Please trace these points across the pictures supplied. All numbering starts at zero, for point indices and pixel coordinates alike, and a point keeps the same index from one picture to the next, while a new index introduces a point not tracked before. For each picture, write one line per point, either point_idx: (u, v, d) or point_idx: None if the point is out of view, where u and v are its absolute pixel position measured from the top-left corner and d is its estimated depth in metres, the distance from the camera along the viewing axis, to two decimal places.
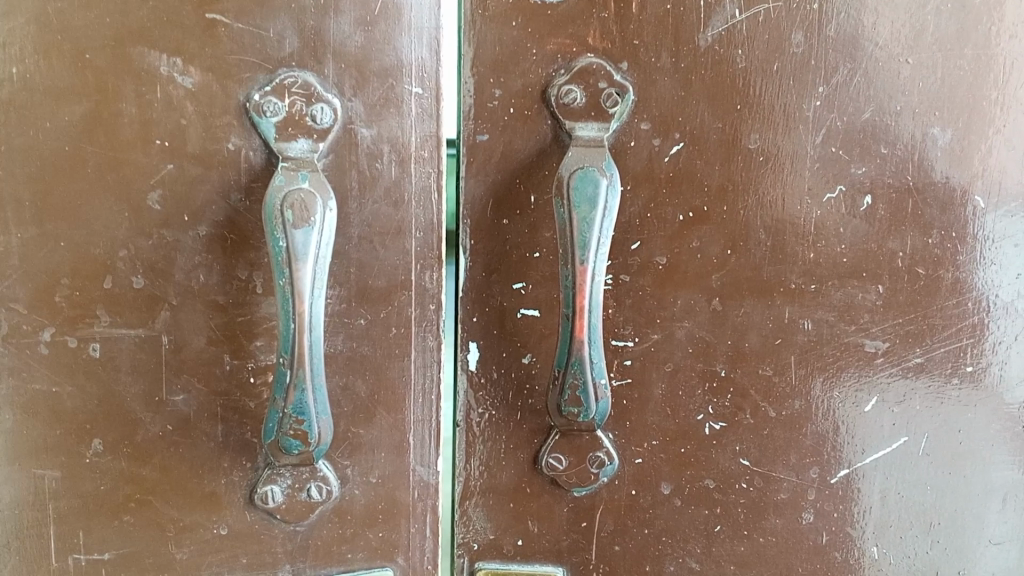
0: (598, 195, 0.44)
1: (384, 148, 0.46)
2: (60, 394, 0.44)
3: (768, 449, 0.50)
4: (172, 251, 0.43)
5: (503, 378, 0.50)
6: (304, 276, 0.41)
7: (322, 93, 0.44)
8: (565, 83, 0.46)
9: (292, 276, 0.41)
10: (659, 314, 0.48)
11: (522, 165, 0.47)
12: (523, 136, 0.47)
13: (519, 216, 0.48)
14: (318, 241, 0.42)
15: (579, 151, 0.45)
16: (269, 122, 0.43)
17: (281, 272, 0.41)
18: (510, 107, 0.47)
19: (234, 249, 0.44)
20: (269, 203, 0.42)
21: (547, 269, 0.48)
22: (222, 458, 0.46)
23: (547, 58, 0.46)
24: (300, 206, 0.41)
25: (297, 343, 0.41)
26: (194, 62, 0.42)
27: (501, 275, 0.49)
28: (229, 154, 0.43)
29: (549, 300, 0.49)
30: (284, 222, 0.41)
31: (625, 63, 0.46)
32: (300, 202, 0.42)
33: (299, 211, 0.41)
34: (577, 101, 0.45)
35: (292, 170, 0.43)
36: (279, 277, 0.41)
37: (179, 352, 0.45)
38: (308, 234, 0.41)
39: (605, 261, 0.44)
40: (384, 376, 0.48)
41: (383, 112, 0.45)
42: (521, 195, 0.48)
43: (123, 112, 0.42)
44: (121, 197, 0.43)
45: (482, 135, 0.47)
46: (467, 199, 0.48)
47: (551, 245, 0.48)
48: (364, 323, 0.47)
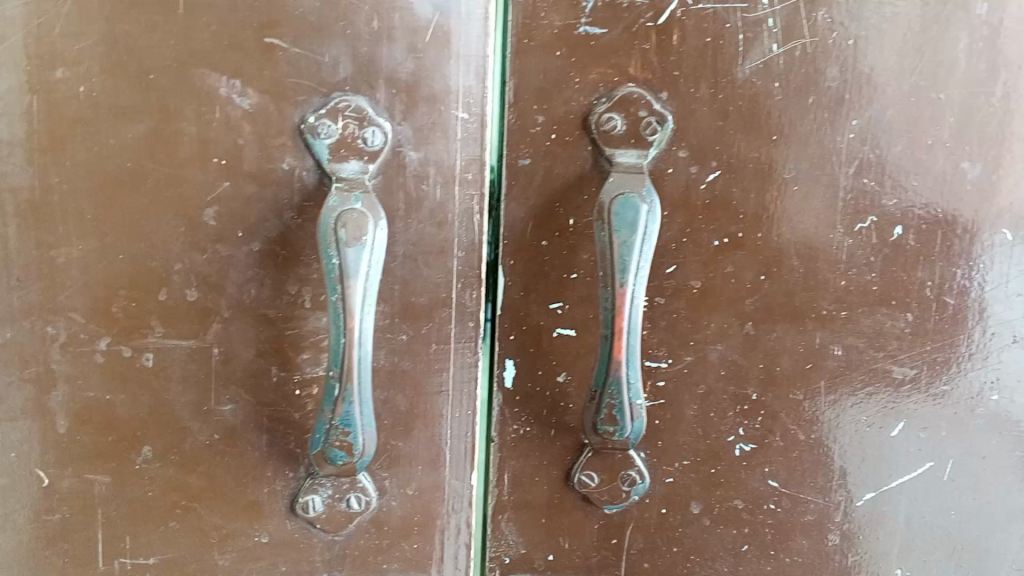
0: (639, 220, 0.45)
1: (430, 171, 0.47)
2: (114, 401, 0.46)
3: (796, 471, 0.51)
4: (226, 265, 0.45)
5: (538, 396, 0.51)
6: (358, 292, 0.43)
7: (374, 116, 0.45)
8: (606, 111, 0.47)
9: (345, 292, 0.43)
10: (692, 337, 0.49)
11: (562, 188, 0.49)
12: (564, 161, 0.48)
13: (559, 238, 0.49)
14: (370, 260, 0.43)
15: (620, 177, 0.46)
16: (323, 144, 0.45)
17: (335, 289, 0.43)
18: (552, 132, 0.48)
19: (285, 265, 0.46)
20: (323, 222, 0.43)
21: (584, 290, 0.50)
22: (266, 468, 0.48)
23: (589, 87, 0.47)
24: (353, 226, 0.43)
25: (346, 358, 0.43)
26: (253, 84, 0.44)
27: (539, 295, 0.50)
28: (283, 174, 0.45)
29: (585, 320, 0.50)
30: (339, 241, 0.43)
31: (665, 93, 0.47)
32: (355, 220, 0.43)
33: (353, 230, 0.43)
34: (620, 129, 0.47)
35: (346, 190, 0.44)
36: (332, 293, 0.43)
37: (228, 363, 0.46)
38: (362, 251, 0.43)
39: (644, 285, 0.45)
40: (423, 391, 0.50)
41: (430, 136, 0.47)
42: (561, 217, 0.49)
43: (183, 130, 0.44)
44: (179, 212, 0.44)
45: (525, 159, 0.48)
46: (508, 221, 0.49)
47: (588, 267, 0.49)
48: (405, 338, 0.49)
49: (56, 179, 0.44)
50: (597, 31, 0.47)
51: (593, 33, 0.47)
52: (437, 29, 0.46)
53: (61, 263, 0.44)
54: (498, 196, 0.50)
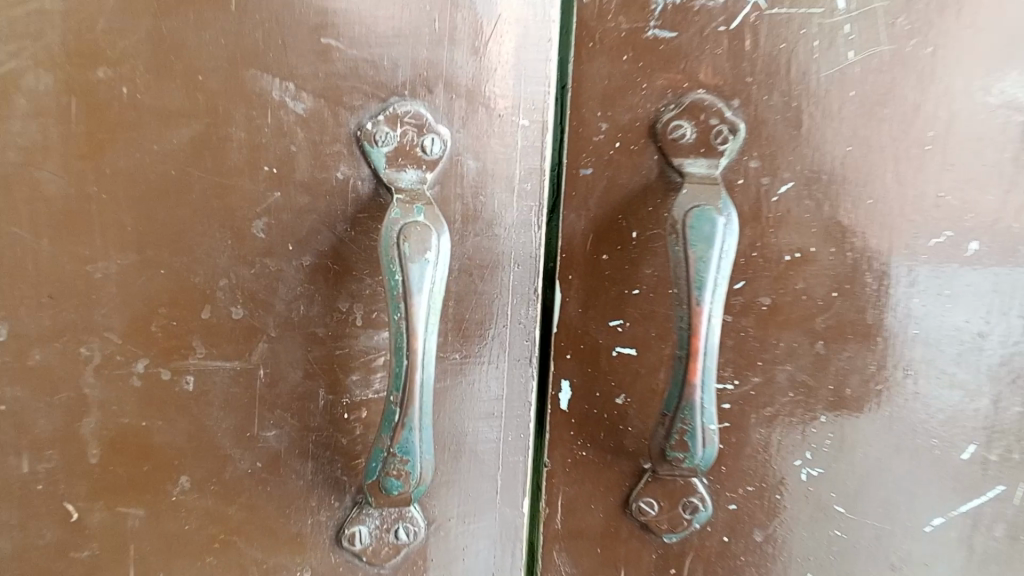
0: (716, 234, 0.42)
1: (488, 181, 0.44)
2: (151, 428, 0.42)
3: (864, 497, 0.49)
4: (274, 280, 0.42)
5: (595, 418, 0.48)
6: (421, 309, 0.39)
7: (433, 124, 0.42)
8: (674, 120, 0.45)
9: (407, 310, 0.39)
10: (760, 357, 0.47)
11: (626, 198, 0.46)
12: (628, 171, 0.46)
13: (620, 251, 0.46)
14: (434, 276, 0.40)
15: (694, 188, 0.44)
16: (380, 151, 0.42)
17: (396, 307, 0.40)
18: (616, 141, 0.45)
19: (337, 280, 0.43)
20: (385, 235, 0.40)
21: (645, 307, 0.46)
22: (310, 497, 0.44)
23: (657, 92, 0.45)
24: (417, 239, 0.40)
25: (407, 381, 0.39)
26: (307, 87, 0.41)
27: (598, 311, 0.47)
28: (337, 183, 0.42)
29: (647, 338, 0.47)
30: (402, 255, 0.40)
31: (737, 100, 0.45)
32: (420, 233, 0.40)
33: (418, 244, 0.40)
34: (688, 138, 0.44)
35: (406, 204, 0.41)
36: (393, 311, 0.40)
37: (274, 386, 0.43)
38: (426, 267, 0.40)
39: (721, 303, 0.42)
40: (475, 414, 0.47)
41: (489, 144, 0.44)
42: (623, 229, 0.46)
43: (232, 136, 0.41)
44: (226, 224, 0.41)
45: (587, 169, 0.46)
46: (568, 233, 0.46)
47: (652, 282, 0.46)
48: (457, 358, 0.46)
49: (93, 188, 0.41)
50: (666, 34, 0.44)
51: (662, 37, 0.44)
52: (500, 30, 0.43)
53: (97, 279, 0.41)
54: (556, 206, 0.47)
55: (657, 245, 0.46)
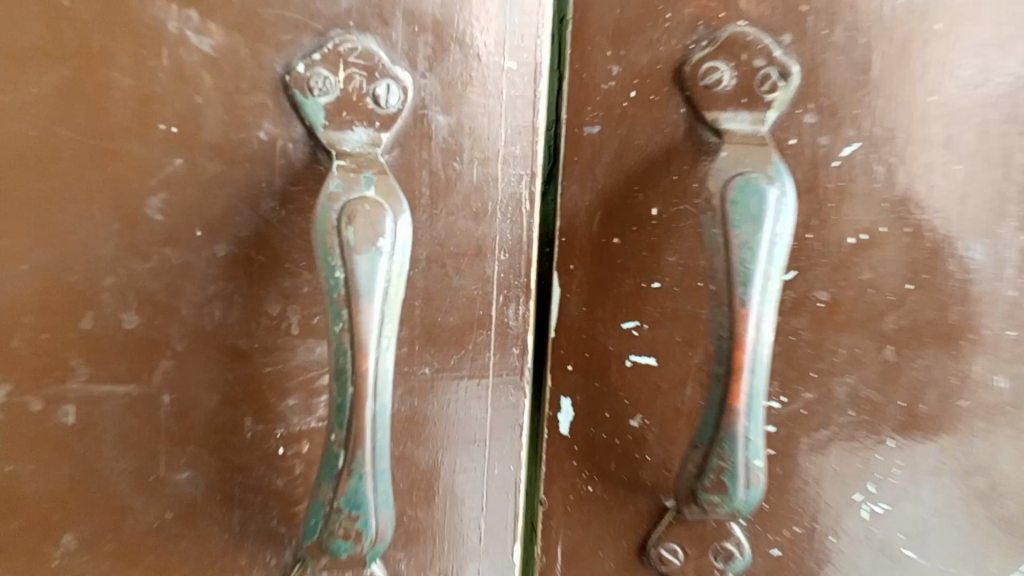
0: (765, 212, 0.32)
1: (465, 142, 0.34)
2: (19, 473, 0.32)
3: (944, 542, 0.39)
4: (179, 277, 0.32)
5: (603, 446, 0.38)
6: (373, 318, 0.29)
7: (389, 66, 0.32)
8: (708, 61, 0.34)
9: (353, 320, 0.29)
10: (813, 368, 0.37)
11: (643, 164, 0.35)
12: (646, 128, 0.35)
13: (636, 233, 0.36)
14: (390, 271, 0.30)
15: (734, 151, 0.33)
16: (317, 103, 0.31)
17: (337, 316, 0.29)
18: (631, 90, 0.35)
19: (262, 276, 0.32)
20: (321, 215, 0.30)
21: (667, 304, 0.36)
22: (238, 555, 0.34)
23: (684, 25, 0.34)
24: (365, 221, 0.29)
25: (354, 415, 0.29)
26: (215, 16, 0.30)
27: (607, 310, 0.36)
28: (260, 146, 0.31)
29: (669, 344, 0.36)
30: (344, 245, 0.29)
31: (789, 35, 0.34)
32: (368, 215, 0.30)
33: (366, 229, 0.29)
34: (727, 87, 0.34)
35: (353, 179, 0.31)
36: (334, 322, 0.29)
37: (185, 415, 0.33)
38: (378, 261, 0.29)
39: (772, 304, 0.32)
40: (450, 444, 0.36)
41: (464, 94, 0.33)
42: (639, 205, 0.36)
43: (114, 83, 0.30)
44: (110, 203, 0.31)
45: (593, 127, 0.35)
46: (569, 211, 0.36)
47: (675, 274, 0.36)
48: (428, 373, 0.35)
49: None
50: None
51: None
52: None
53: None
54: (553, 176, 0.37)
55: (683, 225, 0.35)
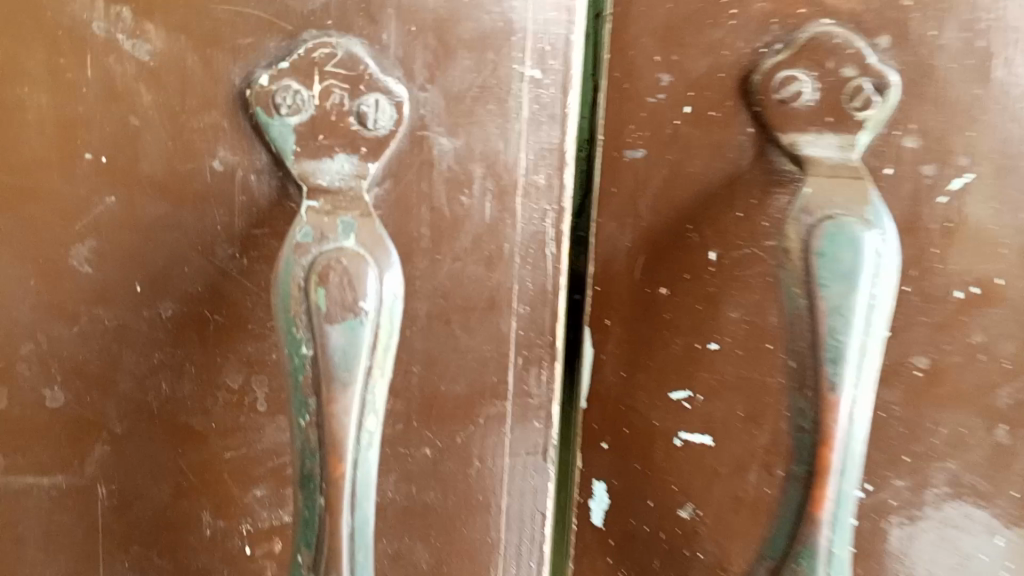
0: (862, 268, 0.24)
1: (474, 171, 0.27)
2: None
3: None
4: (116, 345, 0.26)
5: (644, 540, 0.32)
6: (349, 409, 0.24)
7: (377, 76, 0.25)
8: (785, 70, 0.27)
9: (323, 412, 0.24)
10: (907, 450, 0.30)
11: (698, 198, 0.28)
12: (704, 152, 0.28)
13: (690, 283, 0.29)
14: (371, 347, 0.24)
15: (820, 187, 0.25)
16: (285, 124, 0.25)
17: (301, 407, 0.24)
18: (685, 104, 0.28)
19: (220, 340, 0.26)
20: (283, 277, 0.24)
21: (728, 372, 0.29)
22: None
23: (754, 24, 0.27)
24: (340, 285, 0.24)
25: (329, 531, 0.24)
26: (153, 13, 0.24)
27: (651, 375, 0.30)
28: (214, 180, 0.25)
29: (729, 421, 0.29)
30: (313, 316, 0.24)
31: (886, 36, 0.27)
32: (343, 275, 0.24)
33: (339, 296, 0.24)
34: (809, 102, 0.27)
35: (327, 225, 0.24)
36: (298, 415, 0.24)
37: (126, 508, 0.27)
38: (356, 335, 0.24)
39: (870, 385, 0.25)
40: (457, 538, 0.30)
41: (473, 111, 0.26)
42: (692, 248, 0.29)
43: (29, 103, 0.25)
44: (30, 250, 0.25)
45: (638, 150, 0.29)
46: (606, 252, 0.30)
47: (736, 332, 0.29)
48: (429, 455, 0.29)
49: None
50: None
51: None
52: None
53: None
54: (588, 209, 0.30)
55: (749, 274, 0.28)
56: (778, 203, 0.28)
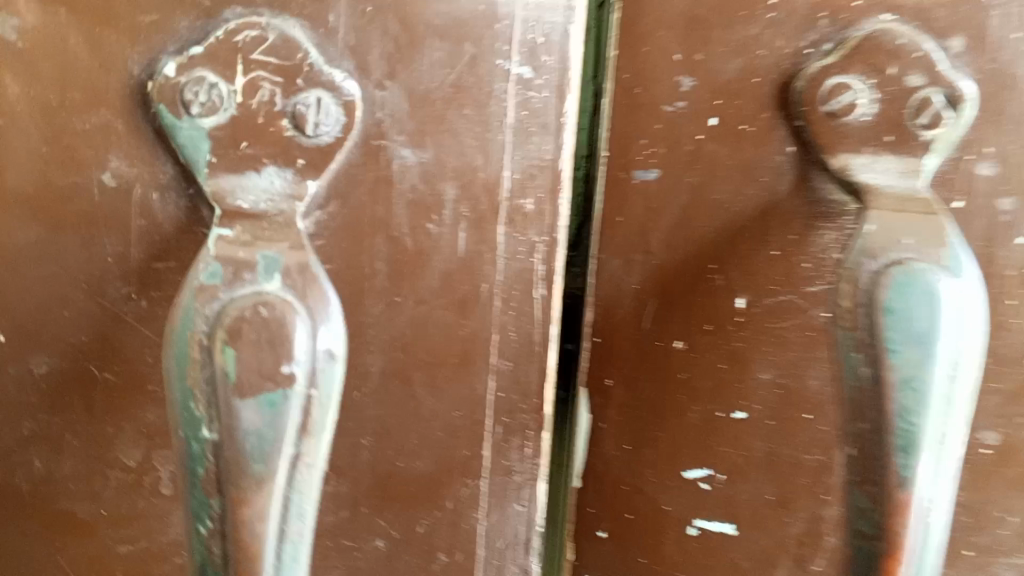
0: (942, 330, 0.19)
1: (444, 189, 0.21)
2: None
3: None
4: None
5: None
6: (265, 508, 0.19)
7: (319, 67, 0.19)
8: (836, 75, 0.21)
9: (230, 513, 0.19)
10: (969, 544, 0.24)
11: (722, 230, 0.23)
12: (731, 176, 0.23)
13: (711, 338, 0.24)
14: (295, 427, 0.19)
15: (888, 224, 0.20)
16: (194, 127, 0.19)
17: (203, 504, 0.19)
18: (711, 114, 0.22)
19: (112, 405, 0.22)
20: (179, 334, 0.19)
21: (756, 447, 0.24)
22: None
23: (797, 17, 0.21)
24: (255, 347, 0.18)
25: None
26: None
27: (659, 446, 0.25)
28: (105, 197, 0.20)
29: (755, 506, 0.24)
30: (216, 388, 0.18)
31: (961, 34, 0.20)
32: (259, 333, 0.18)
33: (253, 361, 0.18)
34: (862, 117, 0.21)
35: (243, 260, 0.19)
36: (199, 515, 0.19)
37: None
38: (275, 413, 0.18)
39: (950, 478, 0.20)
40: None
41: (443, 115, 0.21)
42: (714, 292, 0.23)
43: None
44: None
45: (651, 171, 0.23)
46: (609, 296, 0.24)
47: (765, 400, 0.23)
48: (383, 546, 0.24)
49: None
50: None
51: None
52: None
53: None
54: (587, 243, 0.25)
55: (784, 327, 0.23)
56: (824, 238, 0.22)
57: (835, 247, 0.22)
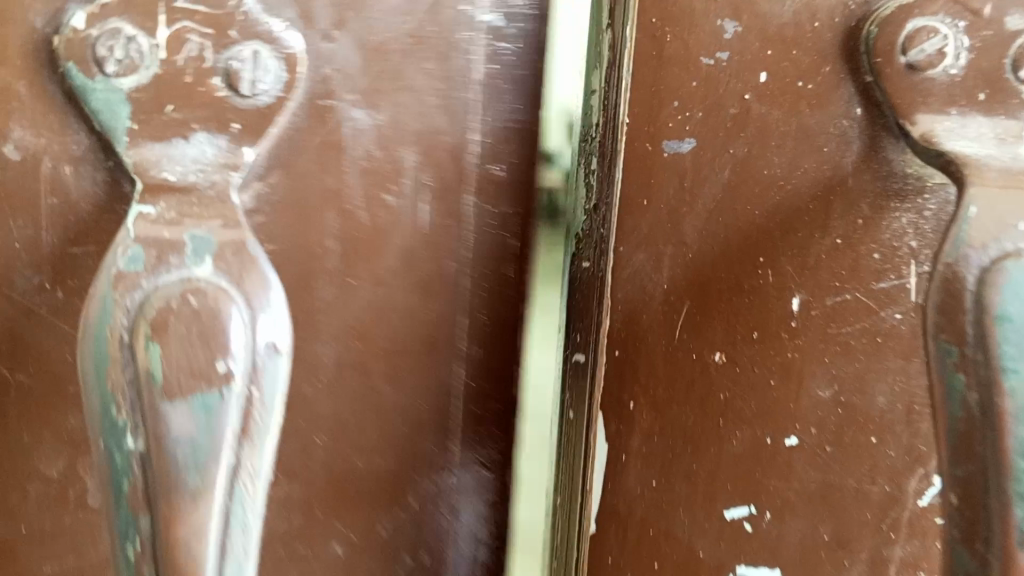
0: None
1: (404, 152, 0.18)
2: None
3: None
4: None
5: None
6: (202, 525, 0.16)
7: (254, 16, 0.16)
8: (919, 14, 0.17)
9: (162, 536, 0.16)
10: None
11: (772, 212, 0.18)
12: (784, 143, 0.18)
13: (759, 347, 0.19)
14: (235, 436, 0.16)
15: (993, 202, 0.16)
16: (110, 90, 0.16)
17: (129, 524, 0.16)
18: (763, 69, 0.18)
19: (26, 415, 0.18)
20: (92, 328, 0.16)
21: (809, 477, 0.20)
22: None
23: None
24: (187, 339, 0.16)
25: None
26: None
27: (695, 480, 0.20)
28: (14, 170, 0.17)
29: (805, 547, 0.20)
30: (140, 388, 0.16)
31: None
32: (188, 324, 0.16)
33: (181, 358, 0.15)
34: (949, 68, 0.17)
35: (167, 240, 0.16)
36: (125, 534, 0.16)
37: None
38: (209, 416, 0.16)
39: None
40: None
41: (393, 64, 0.18)
42: (762, 288, 0.19)
43: None
44: None
45: (685, 141, 0.18)
46: (634, 297, 0.19)
47: (824, 421, 0.19)
48: None
49: None
50: None
51: None
52: None
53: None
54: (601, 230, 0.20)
55: (847, 330, 0.19)
56: (897, 220, 0.18)
57: (907, 232, 0.18)
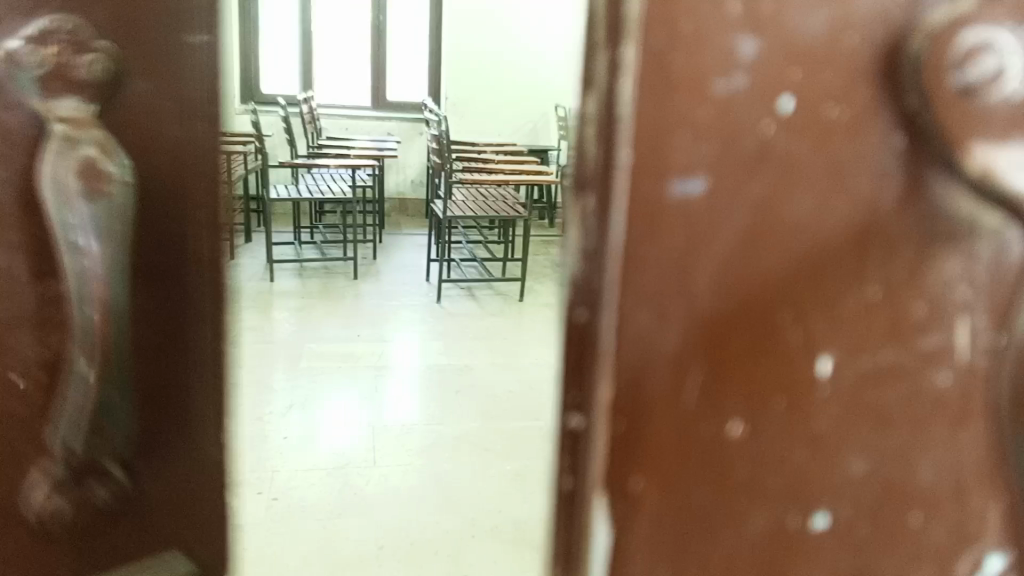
0: None
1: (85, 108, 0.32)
2: None
3: None
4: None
5: None
6: (76, 272, 0.32)
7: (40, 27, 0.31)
8: (965, 34, 0.19)
9: (91, 278, 0.33)
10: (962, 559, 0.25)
11: (799, 294, 0.22)
12: (790, 172, 0.21)
13: (799, 442, 0.23)
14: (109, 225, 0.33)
15: None
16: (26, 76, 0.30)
17: (72, 259, 0.32)
18: (798, 92, 0.21)
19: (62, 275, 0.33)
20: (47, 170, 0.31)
21: (847, 549, 0.24)
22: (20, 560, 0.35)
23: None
24: (87, 169, 0.32)
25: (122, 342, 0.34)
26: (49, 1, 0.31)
27: (719, 547, 0.24)
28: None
29: None
30: (62, 194, 0.31)
31: None
32: (83, 172, 0.32)
33: (76, 180, 0.32)
34: (1009, 96, 0.19)
35: (73, 141, 0.32)
36: (79, 277, 0.33)
37: None
38: (98, 213, 0.33)
39: None
40: None
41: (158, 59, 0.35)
42: (793, 394, 0.23)
43: None
44: None
45: (696, 182, 0.21)
46: (642, 365, 0.22)
47: (860, 500, 0.24)
48: None
49: None
50: None
51: None
52: None
53: None
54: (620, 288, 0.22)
55: (878, 400, 0.23)
56: (947, 271, 0.22)
57: (960, 282, 0.22)
